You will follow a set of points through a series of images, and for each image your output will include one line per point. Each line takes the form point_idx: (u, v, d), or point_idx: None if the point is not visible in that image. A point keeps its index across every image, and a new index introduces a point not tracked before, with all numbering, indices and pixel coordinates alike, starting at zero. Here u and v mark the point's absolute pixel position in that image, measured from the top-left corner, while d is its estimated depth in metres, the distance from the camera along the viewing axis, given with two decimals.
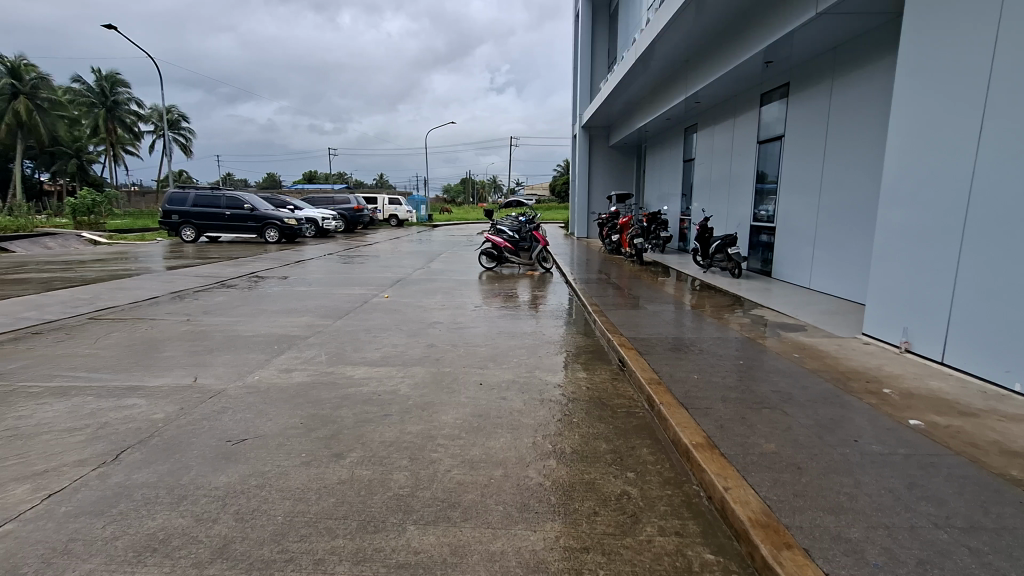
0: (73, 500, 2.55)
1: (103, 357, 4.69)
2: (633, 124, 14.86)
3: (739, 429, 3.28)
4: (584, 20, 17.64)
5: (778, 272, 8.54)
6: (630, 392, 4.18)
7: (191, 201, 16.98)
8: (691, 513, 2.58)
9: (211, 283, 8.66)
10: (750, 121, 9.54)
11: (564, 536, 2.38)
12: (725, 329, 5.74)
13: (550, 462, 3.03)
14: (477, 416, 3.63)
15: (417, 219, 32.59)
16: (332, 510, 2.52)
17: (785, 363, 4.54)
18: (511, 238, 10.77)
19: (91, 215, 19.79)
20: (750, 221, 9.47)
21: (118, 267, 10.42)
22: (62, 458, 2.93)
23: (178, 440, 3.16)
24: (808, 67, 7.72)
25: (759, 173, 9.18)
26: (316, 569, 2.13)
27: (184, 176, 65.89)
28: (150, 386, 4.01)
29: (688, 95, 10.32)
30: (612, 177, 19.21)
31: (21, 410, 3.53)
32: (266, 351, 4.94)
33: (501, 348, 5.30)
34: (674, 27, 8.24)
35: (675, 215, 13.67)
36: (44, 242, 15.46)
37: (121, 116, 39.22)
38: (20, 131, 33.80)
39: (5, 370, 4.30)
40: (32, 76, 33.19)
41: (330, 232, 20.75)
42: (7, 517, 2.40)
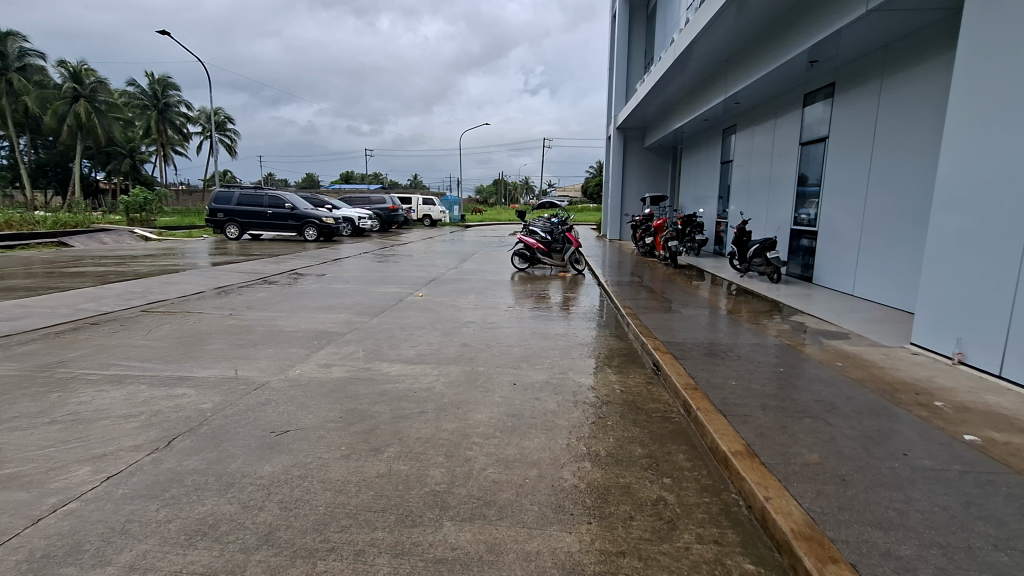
0: (130, 483, 2.68)
1: (154, 347, 4.92)
2: (669, 125, 14.64)
3: (781, 438, 3.20)
4: (620, 20, 17.45)
5: (819, 278, 8.28)
6: (665, 396, 4.12)
7: (236, 200, 17.56)
8: (729, 522, 2.52)
9: (253, 279, 8.95)
10: (791, 123, 9.27)
11: (599, 539, 2.36)
12: (762, 335, 5.60)
13: (585, 464, 3.02)
14: (511, 416, 3.65)
15: (449, 219, 32.93)
16: (371, 502, 2.58)
17: (827, 372, 4.40)
18: (544, 239, 10.77)
19: (142, 212, 20.76)
20: (790, 225, 9.21)
21: (167, 262, 10.90)
22: (119, 442, 3.09)
23: (225, 429, 3.29)
24: (855, 67, 7.47)
25: (801, 176, 8.93)
26: (356, 560, 2.18)
27: (227, 176, 68.13)
28: (197, 376, 4.19)
29: (727, 96, 10.11)
30: (646, 178, 18.96)
31: (82, 396, 3.73)
32: (307, 346, 5.08)
33: (534, 349, 5.30)
34: (713, 27, 8.09)
35: (710, 218, 13.43)
36: (101, 237, 16.31)
37: (172, 117, 40.72)
38: (80, 132, 35.73)
39: (65, 358, 4.54)
40: (93, 80, 34.99)
41: (365, 231, 21.17)
42: (71, 497, 2.55)
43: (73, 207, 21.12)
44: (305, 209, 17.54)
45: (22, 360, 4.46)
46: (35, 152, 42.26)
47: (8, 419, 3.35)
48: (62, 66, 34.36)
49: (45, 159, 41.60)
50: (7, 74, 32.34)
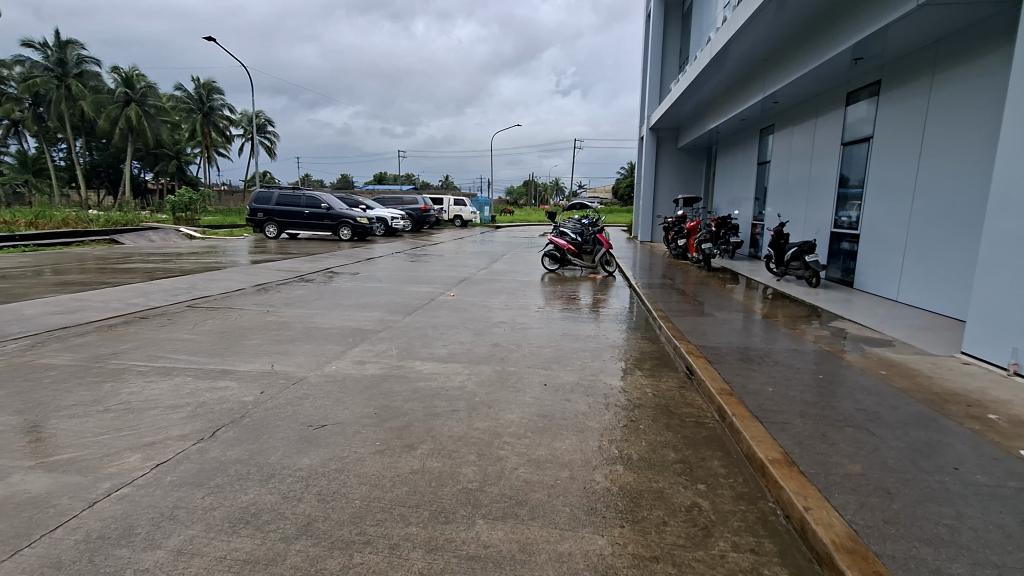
0: (177, 471, 2.80)
1: (199, 341, 5.11)
2: (704, 125, 14.37)
3: (821, 447, 3.11)
4: (655, 19, 17.21)
5: (861, 283, 7.99)
6: (698, 401, 4.05)
7: (275, 201, 18.12)
8: (766, 531, 2.46)
9: (291, 277, 9.20)
10: (832, 123, 8.99)
11: (632, 543, 2.34)
12: (799, 340, 5.45)
13: (616, 466, 3.00)
14: (542, 417, 3.65)
15: (478, 219, 33.09)
16: (405, 498, 2.62)
17: (869, 380, 4.24)
18: (574, 240, 10.74)
19: (187, 212, 21.59)
20: (830, 227, 8.92)
21: (210, 260, 11.32)
22: (167, 431, 3.22)
23: (265, 422, 3.39)
24: (903, 63, 7.18)
25: (842, 177, 8.64)
26: (391, 553, 2.22)
27: (266, 176, 70.06)
28: (239, 370, 4.34)
29: (765, 95, 9.88)
30: (680, 179, 18.65)
31: (133, 386, 3.92)
32: (342, 343, 5.20)
33: (564, 350, 5.29)
34: (752, 25, 7.93)
35: (746, 220, 13.11)
36: (149, 235, 17.06)
37: (215, 120, 42.17)
38: (131, 135, 37.41)
39: (118, 349, 4.77)
40: (143, 84, 36.45)
41: (397, 231, 21.51)
42: (124, 482, 2.68)
43: (124, 206, 22.14)
44: (340, 209, 17.94)
45: (78, 351, 4.71)
46: (88, 153, 44.41)
47: (67, 406, 3.54)
48: (116, 72, 35.95)
49: (98, 160, 43.68)
50: (66, 81, 34.15)
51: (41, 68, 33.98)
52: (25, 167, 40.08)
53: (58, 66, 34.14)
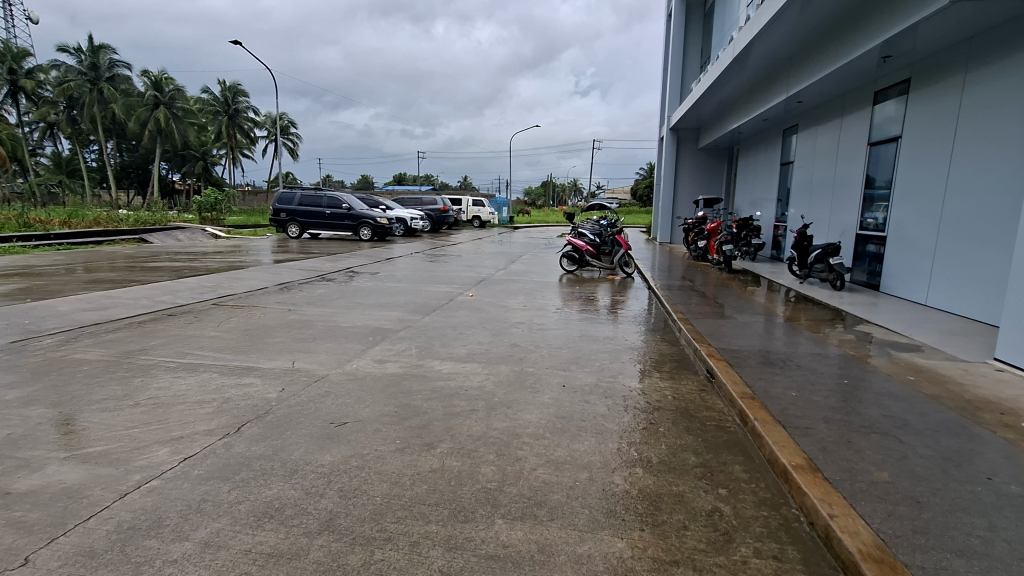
0: (203, 465, 2.86)
1: (223, 339, 5.22)
2: (726, 125, 14.19)
3: (846, 453, 3.05)
4: (676, 18, 17.04)
5: (887, 286, 7.81)
6: (719, 405, 4.00)
7: (297, 201, 18.43)
8: (789, 538, 2.42)
9: (312, 276, 9.33)
10: (859, 122, 8.81)
11: (652, 546, 2.32)
12: (823, 344, 5.35)
13: (636, 469, 2.99)
14: (560, 418, 3.64)
15: (497, 219, 33.14)
16: (425, 496, 2.64)
17: (897, 386, 4.14)
18: (592, 242, 10.69)
19: (212, 212, 22.07)
20: (856, 229, 8.72)
21: (235, 259, 11.55)
22: (194, 426, 3.30)
23: (288, 419, 3.45)
24: (933, 61, 7.00)
25: (868, 178, 8.46)
26: (411, 550, 2.24)
27: (289, 177, 71.22)
28: (263, 367, 4.42)
29: (788, 95, 9.73)
30: (700, 180, 18.45)
31: (161, 382, 4.03)
32: (363, 341, 5.26)
33: (582, 352, 5.27)
34: (776, 24, 7.82)
35: (768, 222, 12.90)
36: (176, 234, 17.50)
37: (240, 122, 43.03)
38: (160, 137, 38.34)
39: (146, 346, 4.89)
40: (171, 87, 37.25)
41: (416, 231, 21.67)
42: (154, 475, 2.75)
43: (152, 205, 22.71)
44: (361, 210, 18.15)
45: (109, 347, 4.84)
46: (119, 155, 45.71)
47: (99, 400, 3.65)
48: (146, 75, 36.79)
49: (128, 161, 44.86)
50: (99, 84, 35.24)
51: (76, 72, 35.12)
52: (59, 168, 41.46)
53: (92, 70, 35.25)
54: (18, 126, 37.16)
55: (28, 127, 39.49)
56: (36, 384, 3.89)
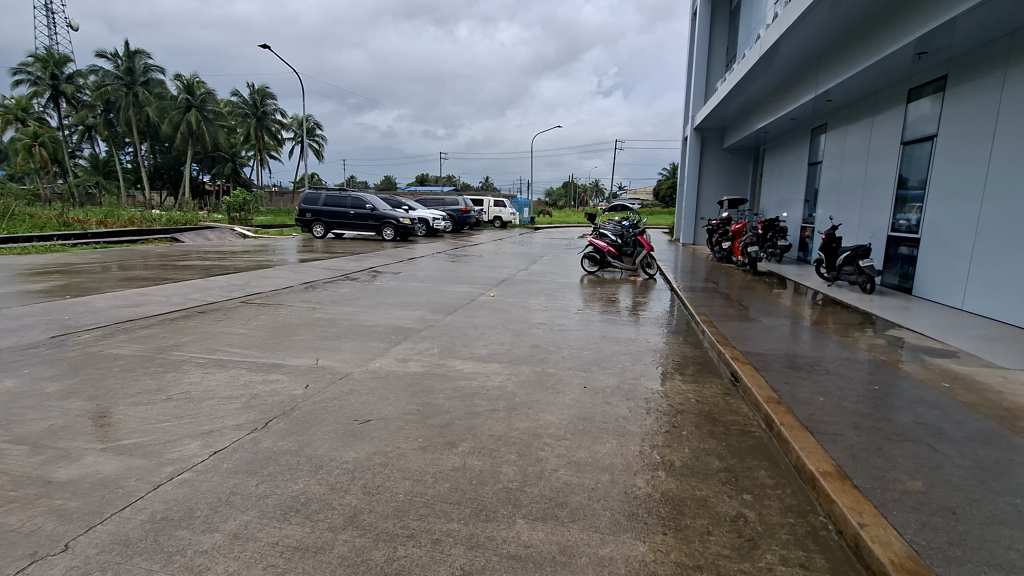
0: (232, 459, 2.93)
1: (250, 336, 5.34)
2: (751, 125, 13.95)
3: (876, 461, 2.97)
4: (701, 17, 16.82)
5: (921, 290, 7.57)
6: (744, 409, 3.93)
7: (322, 201, 18.76)
8: (818, 546, 2.36)
9: (337, 275, 9.48)
10: (891, 121, 8.56)
11: (675, 551, 2.30)
12: (852, 348, 5.21)
13: (658, 472, 2.96)
14: (581, 419, 3.62)
15: (519, 220, 33.18)
16: (447, 494, 2.66)
17: (930, 393, 4.01)
18: (614, 242, 10.63)
19: (241, 212, 22.61)
20: (887, 231, 8.48)
21: (262, 258, 11.81)
22: (224, 421, 3.39)
23: (314, 415, 3.51)
24: (971, 57, 6.77)
25: (901, 178, 8.22)
26: (433, 548, 2.25)
27: (315, 176, 72.33)
28: (289, 364, 4.51)
29: (817, 93, 9.51)
30: (724, 180, 18.17)
31: (192, 377, 4.14)
32: (386, 340, 5.33)
33: (604, 353, 5.24)
34: (805, 21, 7.66)
35: (795, 223, 12.63)
36: (206, 233, 17.96)
37: (268, 125, 43.92)
38: (191, 139, 39.40)
39: (178, 342, 5.04)
40: (202, 91, 38.23)
41: (438, 231, 21.82)
42: (185, 467, 2.83)
43: (184, 205, 23.39)
44: (384, 210, 18.36)
45: (143, 342, 5.00)
46: (152, 156, 47.15)
47: (134, 394, 3.78)
48: (178, 79, 37.83)
49: (161, 162, 46.26)
50: (134, 89, 36.34)
51: (112, 77, 36.29)
52: (97, 170, 42.94)
53: (127, 75, 36.39)
54: (58, 129, 38.59)
55: (68, 130, 40.97)
56: (74, 377, 4.04)
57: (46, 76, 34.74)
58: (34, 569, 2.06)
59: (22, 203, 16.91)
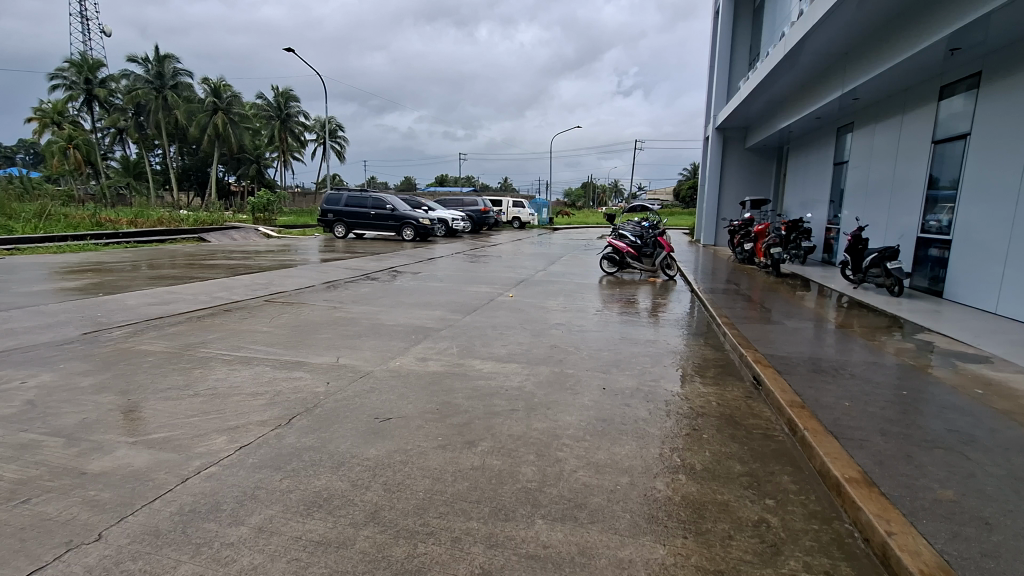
0: (257, 454, 3.00)
1: (274, 334, 5.44)
2: (775, 124, 13.71)
3: (905, 468, 2.89)
4: (724, 15, 16.61)
5: (951, 293, 7.35)
6: (766, 412, 3.87)
7: (344, 202, 19.01)
8: (842, 553, 2.32)
9: (358, 275, 9.60)
10: (921, 119, 8.34)
11: (695, 555, 2.28)
12: (879, 352, 5.09)
13: (678, 476, 2.93)
14: (600, 421, 3.61)
15: (538, 221, 33.19)
16: (467, 493, 2.68)
17: (961, 399, 3.90)
18: (633, 244, 10.55)
19: (265, 212, 23.05)
20: (916, 232, 8.25)
21: (284, 258, 12.01)
22: (249, 417, 3.46)
23: (335, 412, 3.57)
24: (1007, 53, 6.56)
25: (931, 178, 8.00)
26: (453, 546, 2.27)
27: (336, 177, 73.31)
28: (312, 362, 4.59)
29: (844, 91, 9.30)
30: (747, 180, 17.88)
31: (218, 373, 4.24)
32: (406, 339, 5.38)
33: (622, 355, 5.20)
34: (832, 18, 7.51)
35: (820, 224, 12.36)
36: (231, 233, 18.34)
37: (292, 127, 44.69)
38: (218, 141, 40.27)
39: (205, 339, 5.16)
40: (229, 94, 39.03)
41: (457, 232, 21.92)
42: (212, 461, 2.90)
43: (210, 206, 23.95)
44: (404, 210, 18.53)
45: (172, 339, 5.14)
46: (180, 158, 48.37)
47: (163, 389, 3.89)
48: (206, 83, 38.67)
49: (189, 164, 47.44)
50: (164, 92, 37.22)
51: (143, 81, 37.28)
52: (127, 171, 44.15)
53: (157, 79, 37.36)
54: (92, 132, 39.82)
55: (100, 133, 42.17)
56: (107, 372, 4.17)
57: (81, 80, 35.75)
58: (71, 556, 2.13)
59: (57, 204, 17.47)
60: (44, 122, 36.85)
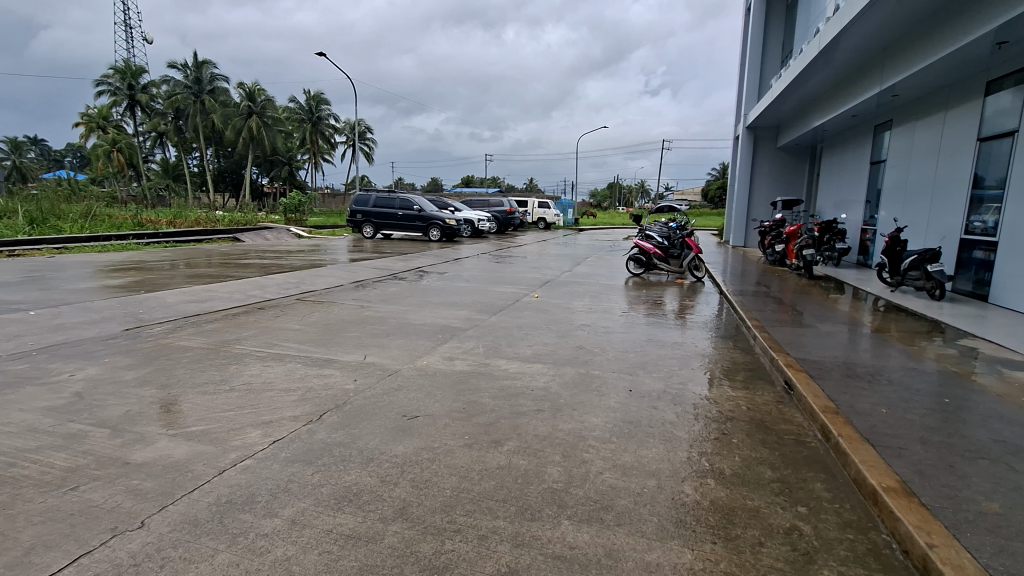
0: (290, 448, 3.08)
1: (305, 332, 5.57)
2: (809, 122, 13.36)
3: (948, 479, 2.79)
4: (756, 13, 16.28)
5: (997, 297, 7.04)
6: (799, 418, 3.77)
7: (373, 202, 19.32)
8: (880, 565, 2.24)
9: (385, 275, 9.75)
10: (966, 117, 8.01)
11: (724, 561, 2.24)
12: (917, 358, 4.92)
13: (707, 480, 2.89)
14: (627, 423, 3.58)
15: (563, 221, 33.07)
16: (493, 492, 2.70)
17: (1006, 408, 3.73)
18: (660, 245, 10.42)
19: (296, 213, 23.60)
20: (959, 233, 7.93)
21: (314, 258, 12.26)
22: (282, 412, 3.56)
23: (364, 409, 3.63)
24: None
25: (976, 177, 7.68)
26: (479, 544, 2.29)
27: (365, 179, 74.53)
28: (341, 360, 4.67)
29: (882, 88, 9.02)
30: (778, 180, 17.47)
31: (252, 369, 4.37)
32: (433, 339, 5.44)
33: (649, 356, 5.16)
34: (870, 13, 7.30)
35: (855, 225, 11.98)
36: (264, 233, 18.84)
37: (322, 129, 45.61)
38: (252, 143, 41.37)
39: (240, 336, 5.32)
40: (263, 98, 40.02)
41: (483, 232, 22.02)
42: (248, 454, 3.00)
43: (244, 206, 24.67)
44: (431, 211, 18.71)
45: (209, 336, 5.31)
46: (216, 160, 49.94)
47: (200, 383, 4.03)
48: (241, 87, 39.73)
49: (224, 166, 48.96)
50: (201, 97, 38.50)
51: (182, 86, 38.58)
52: (166, 173, 45.75)
53: (195, 84, 38.59)
54: (133, 136, 41.43)
55: (141, 137, 43.89)
56: (147, 367, 4.34)
57: (124, 86, 37.28)
58: (117, 542, 2.23)
59: (102, 204, 18.25)
60: (91, 126, 38.69)
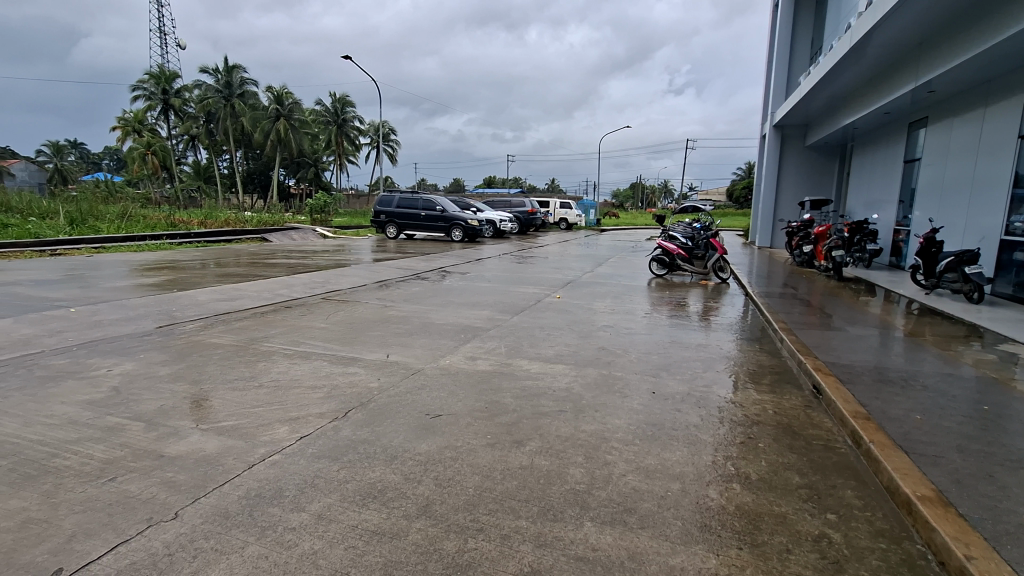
0: (316, 444, 3.14)
1: (330, 331, 5.66)
2: (839, 120, 13.02)
3: (987, 489, 2.69)
4: (784, 10, 15.94)
5: None
6: (828, 423, 3.68)
7: (396, 203, 19.53)
8: None
9: (408, 274, 9.86)
10: (1007, 113, 7.71)
11: (751, 567, 2.20)
12: (954, 363, 4.75)
13: (733, 485, 2.84)
14: (650, 426, 3.54)
15: (586, 222, 32.90)
16: (515, 492, 2.71)
17: None
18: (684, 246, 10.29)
19: (322, 213, 24.01)
20: (1000, 234, 7.64)
21: (339, 258, 12.43)
22: (308, 409, 3.63)
23: (388, 408, 3.68)
24: None
25: (1018, 176, 7.39)
26: (502, 543, 2.30)
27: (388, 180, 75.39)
28: (365, 359, 4.74)
29: (917, 84, 8.74)
30: (806, 180, 17.07)
31: (280, 367, 4.46)
32: (456, 338, 5.48)
33: (673, 358, 5.10)
34: (904, 7, 7.09)
35: (888, 225, 11.61)
36: (290, 234, 19.22)
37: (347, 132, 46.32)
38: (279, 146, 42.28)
39: (268, 334, 5.44)
40: (290, 101, 40.85)
41: (505, 232, 22.07)
42: (276, 449, 3.07)
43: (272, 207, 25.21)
44: (453, 212, 18.82)
45: (238, 333, 5.45)
46: (245, 162, 51.19)
47: (230, 379, 4.14)
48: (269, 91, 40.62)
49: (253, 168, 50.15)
50: (231, 101, 39.55)
51: (213, 90, 39.68)
52: (198, 175, 47.12)
53: (226, 88, 39.62)
54: (167, 139, 42.75)
55: (174, 140, 45.26)
56: (180, 363, 4.47)
57: (158, 91, 38.76)
58: (151, 532, 2.30)
59: (138, 206, 18.89)
60: (128, 130, 40.10)
